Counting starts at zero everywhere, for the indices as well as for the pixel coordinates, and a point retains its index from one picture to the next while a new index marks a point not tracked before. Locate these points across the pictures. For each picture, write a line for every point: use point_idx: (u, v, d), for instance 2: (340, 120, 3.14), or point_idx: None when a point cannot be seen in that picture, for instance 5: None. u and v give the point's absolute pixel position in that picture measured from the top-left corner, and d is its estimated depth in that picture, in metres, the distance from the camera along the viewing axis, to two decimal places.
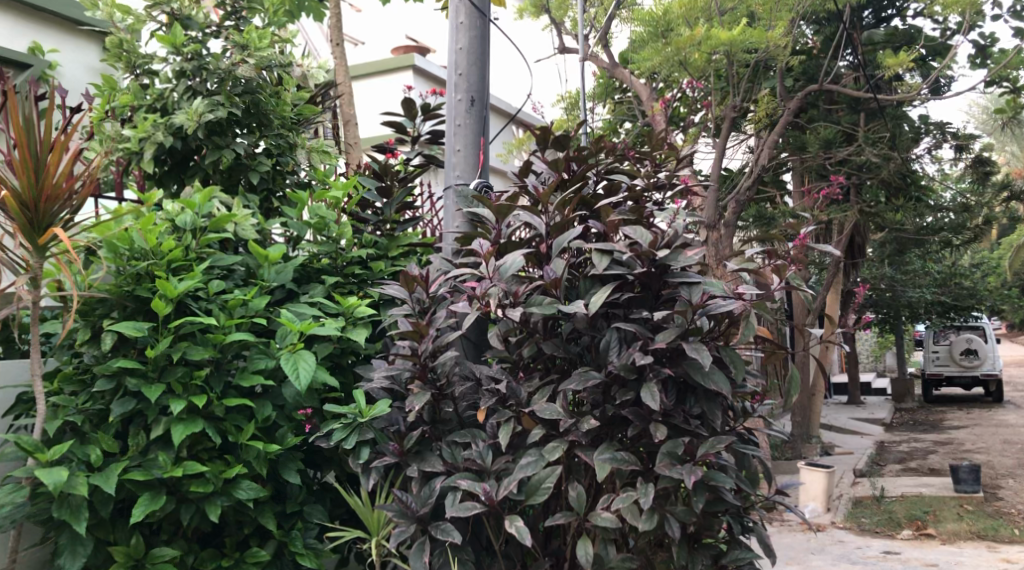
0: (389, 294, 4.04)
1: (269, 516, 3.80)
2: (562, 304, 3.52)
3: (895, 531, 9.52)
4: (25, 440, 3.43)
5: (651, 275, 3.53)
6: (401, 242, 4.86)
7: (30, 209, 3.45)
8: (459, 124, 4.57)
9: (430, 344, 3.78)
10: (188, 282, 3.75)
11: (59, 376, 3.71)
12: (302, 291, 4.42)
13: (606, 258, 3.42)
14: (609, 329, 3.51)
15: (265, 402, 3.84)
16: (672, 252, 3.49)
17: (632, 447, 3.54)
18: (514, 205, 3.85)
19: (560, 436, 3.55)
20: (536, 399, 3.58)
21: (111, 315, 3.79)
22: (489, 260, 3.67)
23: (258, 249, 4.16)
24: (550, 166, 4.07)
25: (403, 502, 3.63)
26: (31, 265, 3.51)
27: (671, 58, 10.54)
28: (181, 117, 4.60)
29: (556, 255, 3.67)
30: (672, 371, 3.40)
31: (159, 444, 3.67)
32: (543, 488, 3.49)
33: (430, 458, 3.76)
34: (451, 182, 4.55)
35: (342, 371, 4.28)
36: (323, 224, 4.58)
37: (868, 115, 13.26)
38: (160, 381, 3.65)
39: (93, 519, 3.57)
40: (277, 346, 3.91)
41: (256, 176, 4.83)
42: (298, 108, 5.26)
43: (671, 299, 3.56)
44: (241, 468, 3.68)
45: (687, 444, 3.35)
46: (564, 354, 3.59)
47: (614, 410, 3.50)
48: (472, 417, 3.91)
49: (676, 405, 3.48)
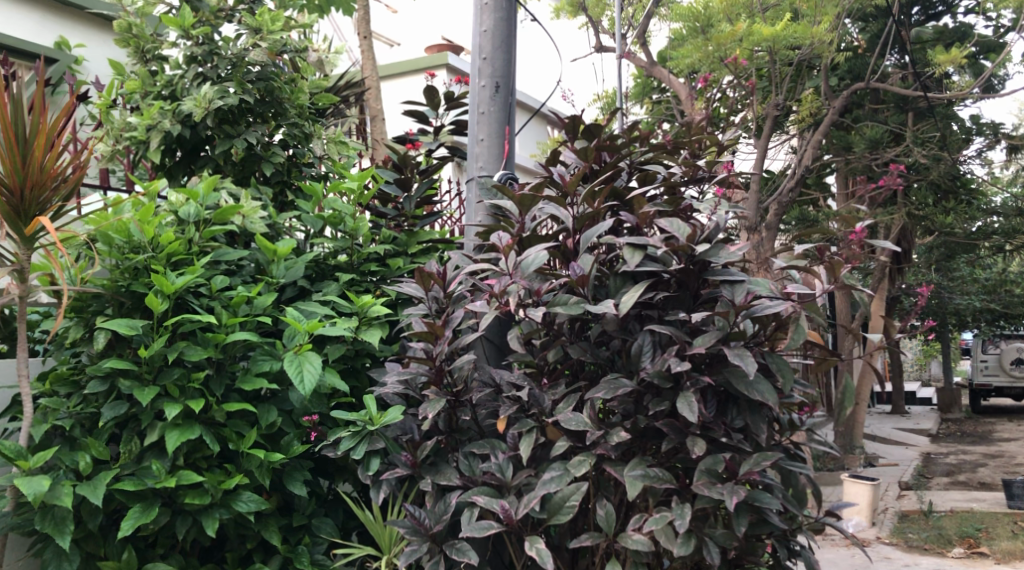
0: (404, 292, 3.75)
1: (273, 531, 3.51)
2: (589, 304, 3.19)
3: (946, 548, 9.04)
4: (7, 446, 3.18)
5: (688, 272, 3.15)
6: (422, 239, 4.56)
7: (14, 195, 3.21)
8: (482, 112, 4.27)
9: (446, 347, 3.47)
10: (186, 277, 3.48)
11: (51, 377, 3.47)
12: (314, 289, 4.13)
13: (637, 254, 3.08)
14: (642, 332, 3.16)
15: (269, 408, 3.55)
16: (712, 247, 3.09)
17: (667, 463, 3.20)
18: (539, 196, 3.53)
19: (587, 449, 3.22)
20: (560, 407, 3.26)
21: (106, 312, 3.54)
22: (510, 254, 3.36)
23: (265, 243, 3.88)
24: (580, 153, 3.74)
25: (415, 518, 3.31)
26: (19, 257, 3.27)
27: (712, 55, 10.18)
28: (189, 104, 4.35)
29: (585, 250, 3.34)
30: (711, 380, 3.04)
31: (154, 452, 3.40)
32: (567, 507, 3.15)
33: (446, 471, 3.44)
34: (473, 174, 4.25)
35: (356, 375, 4.00)
36: (338, 218, 4.30)
37: (917, 115, 12.76)
38: (155, 384, 3.39)
39: (81, 532, 3.31)
40: (284, 347, 3.62)
41: (270, 168, 4.58)
42: (315, 97, 4.99)
43: (712, 300, 3.19)
44: (242, 478, 3.39)
45: (729, 461, 3.00)
46: (591, 359, 3.26)
47: (646, 422, 3.15)
48: (492, 426, 3.58)
49: (716, 417, 3.11)
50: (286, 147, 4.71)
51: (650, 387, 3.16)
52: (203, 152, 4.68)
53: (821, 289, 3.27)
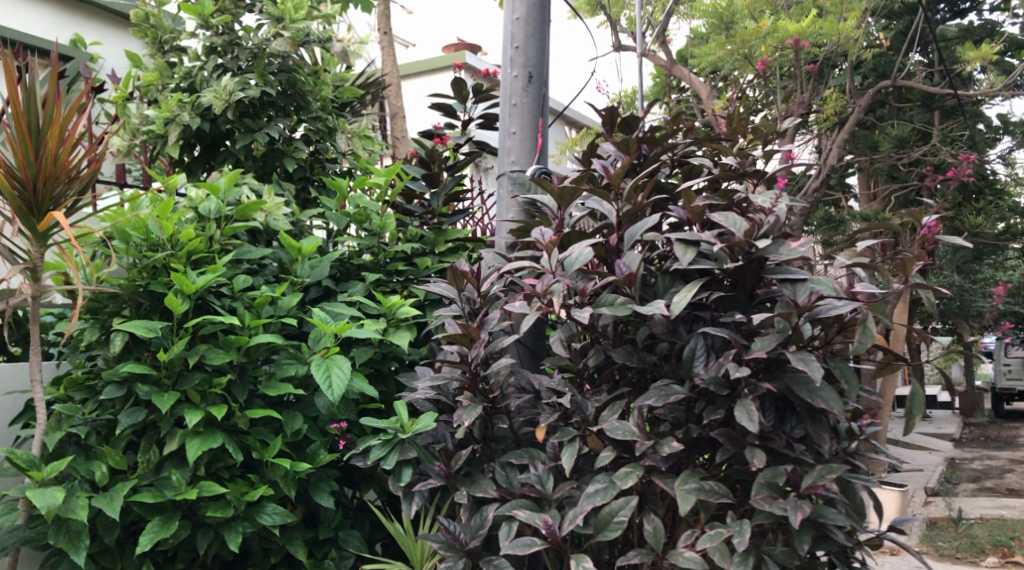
0: (436, 292, 3.55)
1: (299, 545, 3.31)
2: (637, 305, 2.99)
3: (979, 557, 8.76)
4: (19, 455, 3.00)
5: (743, 270, 2.93)
6: (450, 237, 4.36)
7: (26, 188, 3.02)
8: (514, 103, 4.06)
9: (482, 350, 3.26)
10: (207, 276, 3.29)
11: (65, 381, 3.30)
12: (339, 290, 3.94)
13: (690, 251, 2.87)
14: (694, 335, 2.95)
15: (294, 415, 3.36)
16: (772, 243, 2.87)
17: (721, 475, 2.98)
18: (580, 190, 3.33)
19: (635, 459, 3.01)
20: (605, 415, 3.05)
21: (123, 313, 3.36)
22: (552, 251, 3.16)
23: (289, 241, 3.70)
24: (621, 144, 3.52)
25: (449, 532, 3.11)
26: (32, 255, 3.09)
27: (736, 52, 9.94)
28: (209, 96, 4.18)
29: (630, 248, 3.13)
30: (770, 387, 2.82)
31: (174, 461, 3.21)
32: (615, 523, 2.94)
33: (482, 482, 3.24)
34: (505, 169, 4.04)
35: (383, 380, 3.80)
36: (363, 216, 4.11)
37: (944, 113, 12.48)
38: (174, 390, 3.20)
39: (97, 546, 3.13)
40: (310, 350, 3.43)
41: (292, 164, 4.39)
42: (339, 90, 4.80)
43: (769, 300, 2.97)
44: (266, 489, 3.19)
45: (790, 473, 2.79)
46: (639, 364, 3.05)
47: (700, 431, 2.93)
48: (530, 434, 3.37)
49: (775, 427, 2.89)
50: (308, 142, 4.53)
51: (704, 394, 2.95)
52: (223, 147, 4.50)
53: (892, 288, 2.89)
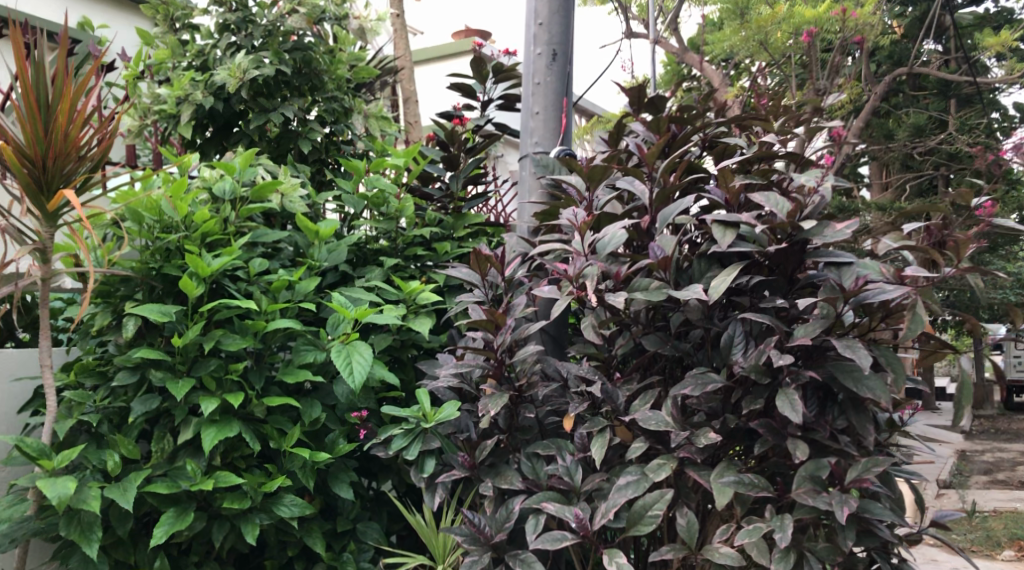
0: (459, 276, 3.42)
1: (317, 537, 3.20)
2: (672, 289, 2.86)
3: (995, 551, 8.62)
4: (29, 443, 2.88)
5: (784, 253, 2.79)
6: (469, 222, 4.23)
7: (35, 166, 2.89)
8: (537, 82, 3.91)
9: (508, 336, 3.14)
10: (223, 259, 3.17)
11: (76, 367, 3.18)
12: (357, 275, 3.82)
13: (730, 233, 2.74)
14: (733, 321, 2.83)
15: (312, 402, 3.25)
16: (817, 225, 2.74)
17: (758, 467, 2.86)
18: (610, 169, 3.22)
19: (669, 451, 2.89)
20: (637, 405, 2.93)
21: (136, 297, 3.24)
22: (584, 234, 3.04)
23: (306, 223, 3.57)
24: (651, 124, 3.38)
25: (474, 525, 2.99)
26: (42, 236, 2.96)
27: (751, 39, 9.71)
28: (223, 75, 4.06)
29: (664, 230, 3.00)
30: (814, 375, 2.70)
31: (188, 450, 3.10)
32: (649, 516, 2.82)
33: (508, 473, 3.12)
34: (528, 150, 3.89)
35: (402, 367, 3.68)
36: (381, 199, 3.97)
37: (960, 102, 12.24)
38: (189, 376, 3.09)
39: (109, 538, 3.02)
40: (329, 336, 3.31)
41: (308, 146, 4.27)
42: (354, 70, 4.66)
43: (811, 284, 2.84)
44: (284, 480, 3.08)
45: (834, 466, 2.67)
46: (673, 351, 2.92)
47: (738, 422, 2.81)
48: (556, 425, 3.25)
49: (817, 417, 2.76)
50: (323, 123, 4.40)
51: (742, 382, 2.83)
52: (236, 127, 4.38)
53: (944, 272, 2.75)
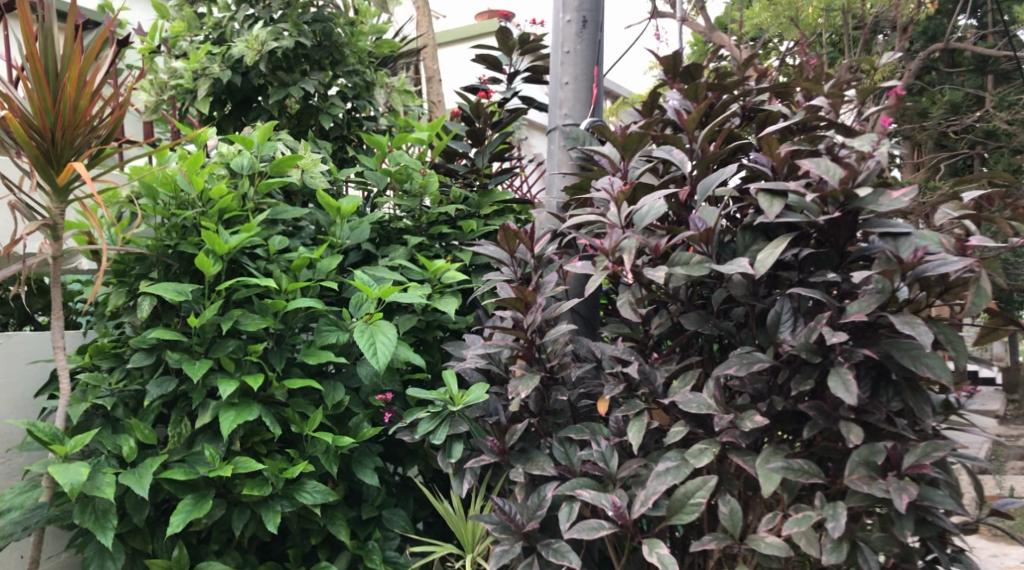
0: (487, 253, 3.27)
1: (341, 525, 3.07)
2: (714, 264, 2.70)
3: None
4: (40, 428, 2.76)
5: (836, 224, 2.64)
6: (495, 199, 4.06)
7: (44, 137, 2.76)
8: (567, 51, 3.69)
9: (538, 316, 2.97)
10: (241, 235, 3.03)
11: (90, 349, 3.07)
12: (380, 254, 3.67)
13: (778, 202, 2.58)
14: (780, 297, 2.66)
15: (335, 385, 3.12)
16: (873, 193, 2.57)
17: (806, 452, 2.69)
18: (646, 138, 3.04)
19: (710, 435, 2.73)
20: (676, 387, 2.77)
21: (151, 276, 3.11)
22: (620, 205, 2.89)
23: (327, 199, 3.43)
24: (689, 91, 3.20)
25: (505, 513, 2.85)
26: (52, 212, 2.84)
27: (783, 13, 8.71)
28: (240, 47, 3.93)
29: (705, 202, 2.84)
30: (868, 353, 2.54)
31: (207, 435, 2.98)
32: (691, 505, 2.67)
33: (540, 459, 2.96)
34: (557, 123, 3.70)
35: (428, 349, 3.53)
36: (404, 174, 3.82)
37: (998, 78, 11.76)
38: (207, 357, 2.96)
39: (126, 526, 2.90)
40: (352, 317, 3.17)
41: (329, 121, 4.13)
42: (376, 43, 4.49)
43: (863, 258, 2.67)
44: (306, 466, 2.95)
45: (890, 451, 2.50)
46: (715, 330, 2.76)
47: (785, 404, 2.65)
48: (590, 409, 3.09)
49: (871, 399, 2.60)
50: (344, 98, 4.27)
51: (789, 362, 2.66)
52: (255, 102, 4.25)
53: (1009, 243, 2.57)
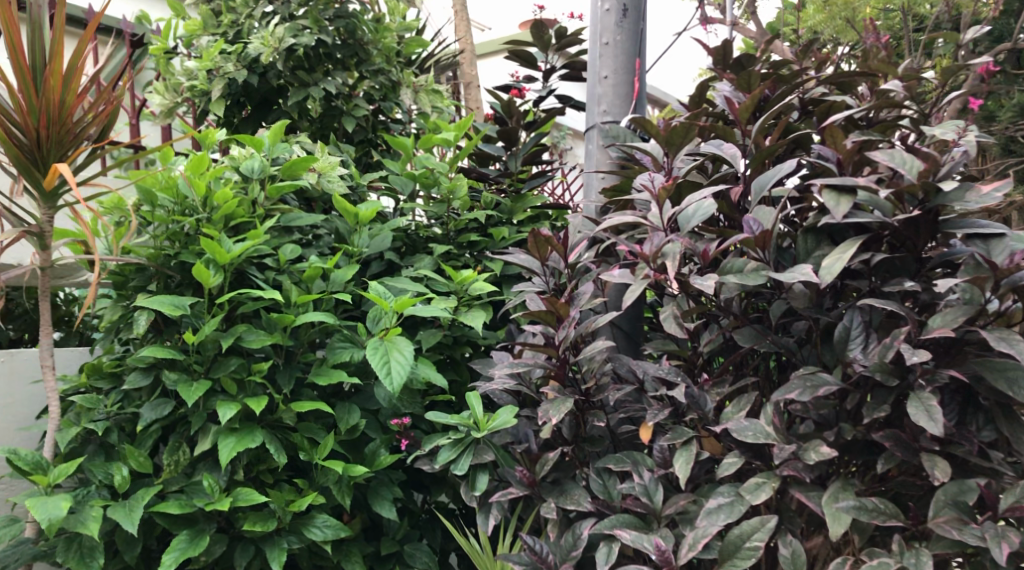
0: (517, 261, 2.96)
1: (356, 563, 2.78)
2: (771, 271, 2.36)
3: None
4: (20, 457, 2.52)
5: (913, 224, 2.28)
6: (529, 204, 3.74)
7: (27, 137, 2.52)
8: (605, 43, 3.30)
9: (571, 331, 2.66)
10: (245, 244, 2.76)
11: (86, 369, 2.81)
12: (404, 264, 3.38)
13: (846, 200, 2.23)
14: (849, 309, 2.31)
15: (350, 408, 2.83)
16: (958, 189, 2.21)
17: (881, 488, 2.33)
18: (693, 131, 2.70)
19: (769, 468, 2.38)
20: (729, 413, 2.43)
21: (149, 288, 2.85)
22: (662, 205, 2.57)
23: (343, 204, 3.14)
24: (741, 80, 2.85)
25: (535, 554, 2.52)
26: (40, 219, 2.60)
27: (838, 15, 7.76)
28: (256, 44, 3.70)
29: (760, 202, 2.50)
30: (955, 375, 2.18)
31: (208, 463, 2.71)
32: (747, 549, 2.31)
33: (575, 492, 2.64)
34: (594, 120, 3.33)
35: (454, 368, 3.22)
36: (430, 178, 3.53)
37: None
38: (207, 378, 2.70)
39: (118, 564, 2.64)
40: (368, 332, 2.88)
41: (352, 123, 3.86)
42: (404, 40, 4.21)
43: (947, 264, 2.31)
44: (316, 498, 2.67)
45: (984, 490, 2.13)
46: (773, 347, 2.41)
47: (857, 434, 2.29)
48: (631, 435, 2.76)
49: (959, 427, 2.23)
50: (370, 100, 4.02)
51: (859, 385, 2.31)
52: (275, 104, 4.01)
53: None
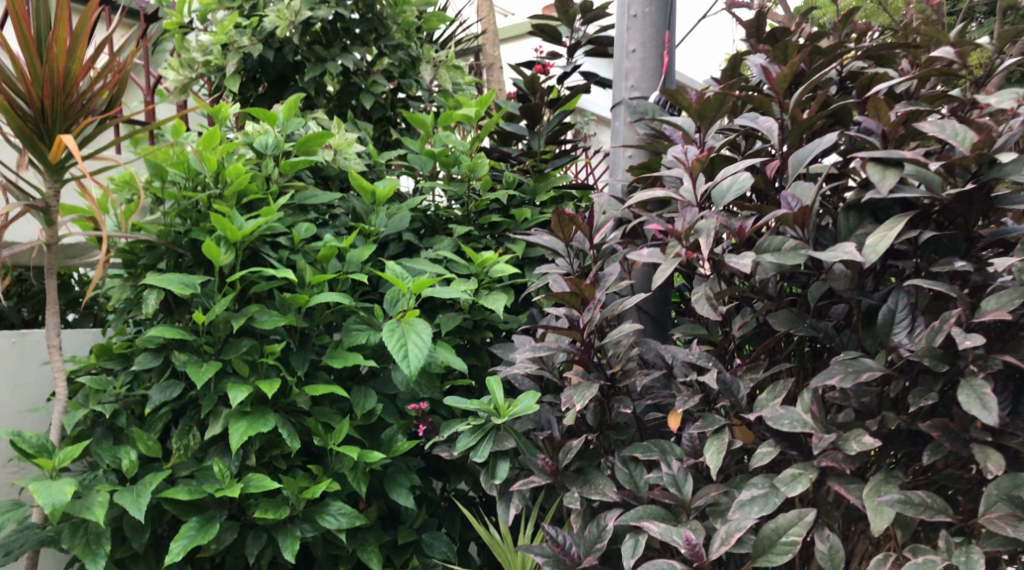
0: (541, 243, 2.84)
1: (372, 552, 2.67)
2: (810, 249, 2.22)
3: None
4: (24, 440, 2.43)
5: (965, 200, 2.13)
6: (552, 184, 3.61)
7: (31, 107, 2.43)
8: (633, 16, 3.15)
9: (596, 313, 2.53)
10: (257, 221, 2.66)
11: (95, 350, 2.72)
12: (422, 245, 3.27)
13: (892, 173, 2.10)
14: (895, 290, 2.17)
15: (366, 392, 2.72)
16: (1014, 162, 2.07)
17: (926, 481, 2.19)
18: (726, 103, 2.57)
19: (806, 458, 2.25)
20: (764, 400, 2.30)
21: (159, 267, 2.76)
22: (694, 180, 2.44)
23: (360, 181, 3.03)
24: (777, 50, 2.71)
25: (558, 546, 2.40)
26: (45, 193, 2.51)
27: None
28: (272, 18, 3.60)
29: (799, 176, 2.36)
30: (1009, 360, 2.04)
31: (219, 447, 2.61)
32: (783, 544, 2.18)
33: (600, 481, 2.52)
34: (621, 96, 3.18)
35: (474, 353, 3.10)
36: (450, 157, 3.40)
37: None
38: (217, 360, 2.61)
39: (126, 550, 2.55)
40: (385, 314, 2.77)
41: (370, 99, 3.75)
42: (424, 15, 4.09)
43: (999, 243, 2.17)
44: (330, 485, 2.56)
45: None
46: (811, 331, 2.28)
47: (901, 423, 2.16)
48: (659, 423, 2.64)
49: (1012, 417, 2.09)
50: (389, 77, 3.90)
51: (904, 371, 2.18)
52: (292, 81, 3.90)
53: None
